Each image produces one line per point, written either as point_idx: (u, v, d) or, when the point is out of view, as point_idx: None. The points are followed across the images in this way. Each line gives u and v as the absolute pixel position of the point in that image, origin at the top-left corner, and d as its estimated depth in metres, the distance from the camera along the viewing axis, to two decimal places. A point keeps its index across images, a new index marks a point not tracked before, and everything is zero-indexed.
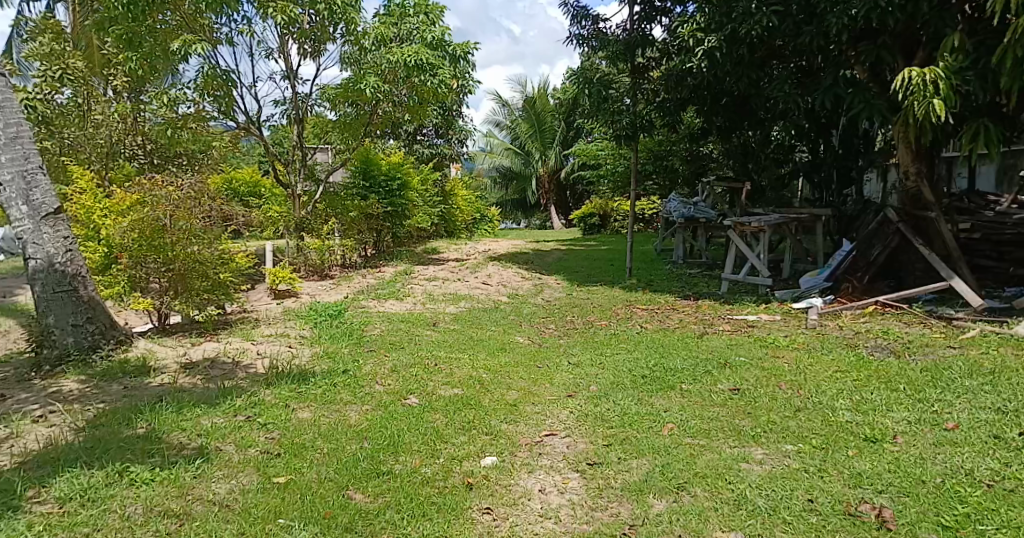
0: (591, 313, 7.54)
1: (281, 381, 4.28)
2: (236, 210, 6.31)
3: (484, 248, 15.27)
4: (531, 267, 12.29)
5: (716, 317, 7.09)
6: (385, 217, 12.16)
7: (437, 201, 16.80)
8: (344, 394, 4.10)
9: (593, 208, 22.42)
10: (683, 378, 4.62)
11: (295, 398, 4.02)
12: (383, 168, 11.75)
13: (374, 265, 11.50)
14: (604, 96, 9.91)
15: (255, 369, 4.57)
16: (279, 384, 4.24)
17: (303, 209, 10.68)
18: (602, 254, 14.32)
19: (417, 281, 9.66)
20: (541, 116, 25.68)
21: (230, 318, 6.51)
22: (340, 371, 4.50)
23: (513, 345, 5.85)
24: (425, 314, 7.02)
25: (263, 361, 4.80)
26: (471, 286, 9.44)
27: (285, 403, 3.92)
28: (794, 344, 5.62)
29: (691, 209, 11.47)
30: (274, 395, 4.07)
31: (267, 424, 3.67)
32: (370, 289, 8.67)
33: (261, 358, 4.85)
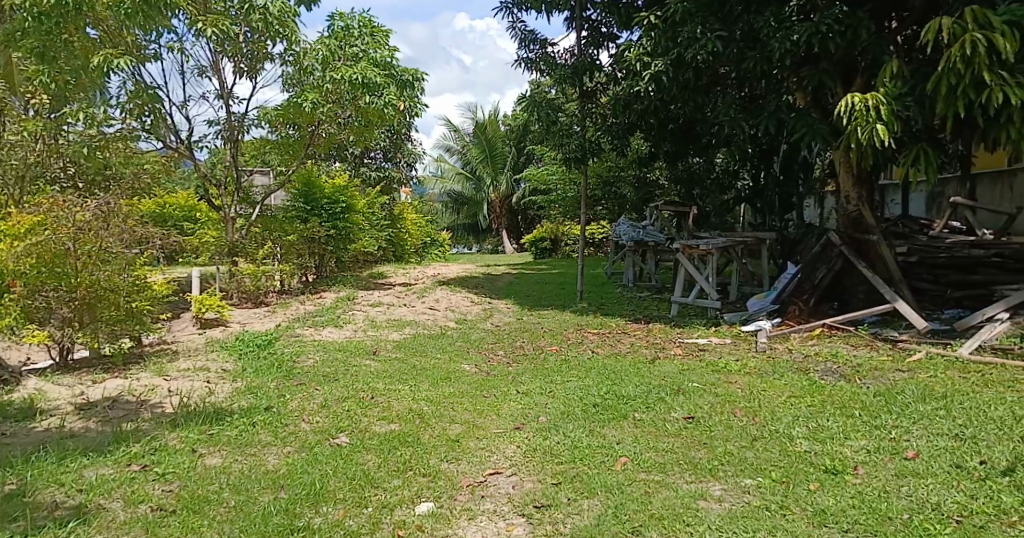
0: (540, 339, 7.34)
1: (188, 422, 3.92)
2: (151, 231, 5.86)
3: (434, 272, 14.98)
4: (481, 291, 12.05)
5: (666, 340, 6.95)
6: (330, 240, 11.97)
7: (384, 225, 16.49)
8: (263, 435, 3.77)
9: (544, 232, 22.37)
10: (632, 407, 4.43)
11: (201, 442, 3.66)
12: (325, 191, 11.67)
13: (317, 290, 11.12)
14: (552, 119, 9.86)
15: (161, 409, 4.19)
16: (185, 425, 3.88)
17: (235, 233, 10.19)
18: (554, 278, 14.17)
19: (359, 306, 9.33)
20: (492, 141, 25.58)
21: (145, 351, 6.07)
22: (262, 408, 4.18)
23: (459, 374, 5.60)
24: (366, 342, 6.71)
25: (171, 400, 4.39)
26: (417, 311, 9.16)
27: (191, 449, 3.56)
28: (748, 368, 5.48)
29: (640, 232, 11.51)
30: (178, 440, 3.70)
31: (165, 474, 3.30)
32: (311, 316, 8.32)
33: (171, 397, 4.45)
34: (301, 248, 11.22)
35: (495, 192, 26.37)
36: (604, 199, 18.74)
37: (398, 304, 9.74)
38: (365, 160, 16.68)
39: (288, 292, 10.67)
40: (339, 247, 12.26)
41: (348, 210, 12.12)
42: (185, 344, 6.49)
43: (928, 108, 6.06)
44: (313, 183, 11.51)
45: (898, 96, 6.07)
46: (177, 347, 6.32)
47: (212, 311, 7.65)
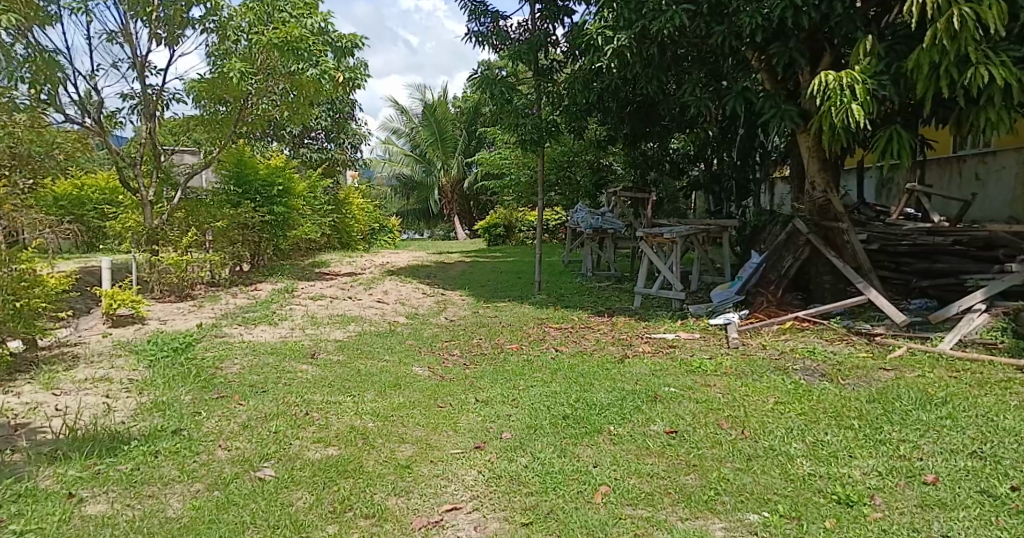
0: (497, 336, 6.87)
1: (69, 454, 3.32)
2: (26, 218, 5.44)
3: (383, 260, 14.38)
4: (433, 281, 11.52)
5: (633, 336, 6.55)
6: (260, 226, 11.37)
7: (327, 210, 15.75)
8: (167, 471, 3.20)
9: (497, 218, 21.89)
10: (602, 417, 3.98)
11: (81, 482, 3.07)
12: (260, 171, 11.21)
13: (257, 282, 10.41)
14: (507, 98, 9.36)
15: (42, 435, 3.61)
16: (65, 458, 3.28)
17: (155, 219, 9.47)
18: (510, 267, 13.71)
19: (300, 300, 8.69)
20: (442, 124, 24.81)
21: (40, 358, 5.38)
22: (169, 434, 3.61)
23: (410, 381, 5.08)
24: (306, 342, 6.11)
25: (57, 420, 3.86)
26: (363, 305, 8.58)
27: (68, 493, 2.97)
28: (726, 366, 5.10)
29: (599, 220, 11.20)
30: (55, 479, 3.10)
31: (25, 531, 2.71)
32: (248, 313, 7.66)
33: (56, 418, 3.89)
34: (236, 235, 10.61)
35: (446, 177, 25.70)
36: (558, 184, 18.32)
37: (344, 296, 9.13)
38: (309, 142, 15.84)
39: (222, 284, 9.93)
40: (277, 231, 11.78)
41: (284, 192, 11.71)
42: (100, 347, 5.78)
43: (904, 87, 5.68)
44: (245, 163, 10.98)
45: (874, 74, 5.66)
46: (88, 352, 5.62)
47: (126, 306, 7.26)
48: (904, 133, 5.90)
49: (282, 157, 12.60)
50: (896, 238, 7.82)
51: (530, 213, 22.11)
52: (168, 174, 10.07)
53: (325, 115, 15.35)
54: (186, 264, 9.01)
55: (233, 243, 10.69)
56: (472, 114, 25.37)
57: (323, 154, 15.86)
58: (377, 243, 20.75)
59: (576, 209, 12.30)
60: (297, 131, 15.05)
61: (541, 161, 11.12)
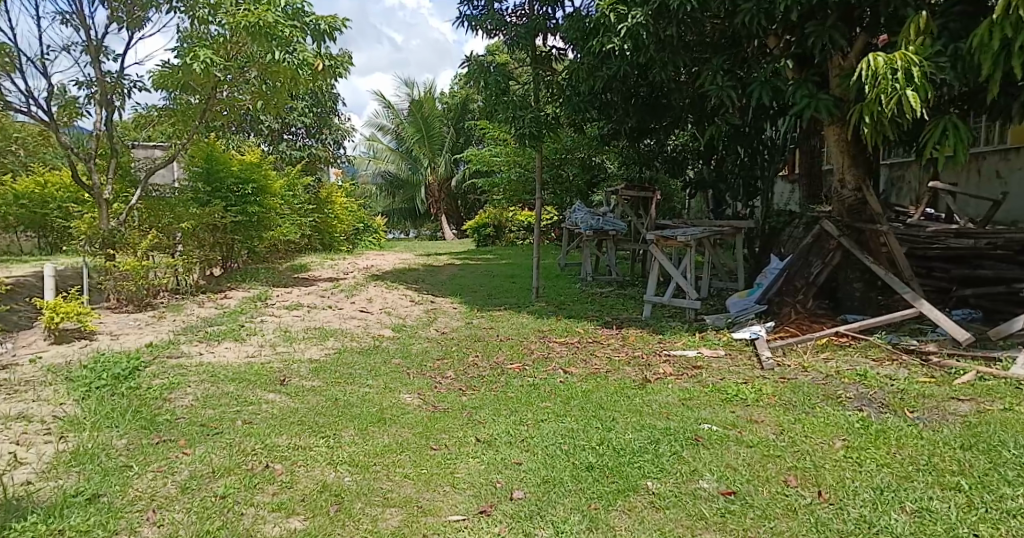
0: (495, 354, 6.08)
1: None
2: None
3: (367, 263, 13.56)
4: (421, 286, 10.72)
5: (649, 354, 5.78)
6: (230, 227, 10.47)
7: (307, 210, 14.89)
8: None
9: (486, 218, 21.12)
10: (635, 468, 3.20)
11: None
12: (233, 168, 10.36)
13: (229, 288, 9.56)
14: (502, 89, 8.68)
15: None
16: None
17: (111, 221, 8.58)
18: (502, 270, 12.94)
19: (275, 309, 7.89)
20: (429, 120, 23.97)
21: None
22: (89, 506, 2.83)
23: (398, 415, 4.28)
24: (275, 364, 5.30)
25: None
26: (345, 314, 7.79)
27: None
28: (770, 391, 4.33)
29: (598, 221, 10.54)
30: None
31: None
32: (214, 325, 6.85)
33: None
34: (200, 236, 9.73)
35: (433, 175, 24.87)
36: (551, 183, 17.56)
37: (323, 304, 8.32)
38: (290, 137, 14.91)
39: (188, 291, 9.08)
40: (252, 231, 10.90)
41: (260, 191, 10.81)
42: (31, 372, 4.93)
43: (963, 70, 4.94)
44: (217, 159, 10.13)
45: (930, 55, 4.92)
46: (15, 378, 4.77)
47: (71, 320, 6.42)
48: (961, 124, 5.15)
49: (260, 155, 11.73)
50: (926, 241, 7.08)
51: (521, 213, 21.38)
52: (125, 168, 9.18)
53: (305, 109, 14.49)
54: (146, 271, 8.18)
55: (201, 246, 9.83)
56: (460, 110, 24.57)
57: (304, 150, 14.98)
58: (361, 244, 19.90)
59: (575, 210, 11.65)
60: (275, 126, 14.18)
61: (537, 156, 10.35)
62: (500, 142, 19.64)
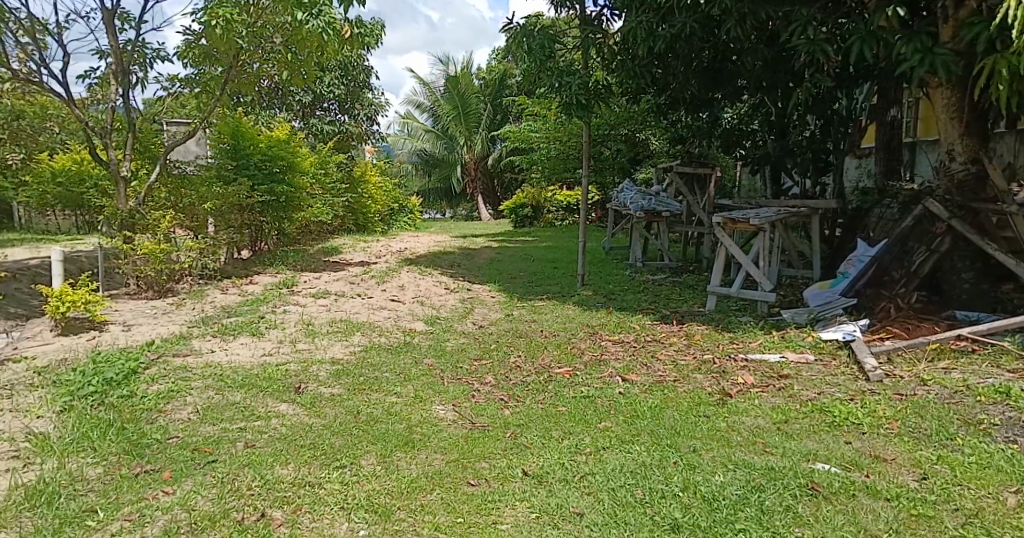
0: (541, 355, 5.36)
1: None
2: None
3: (400, 246, 12.94)
4: (458, 272, 10.05)
5: (724, 358, 4.98)
6: (256, 208, 9.89)
7: (339, 189, 14.29)
8: None
9: (525, 199, 20.37)
10: (734, 532, 2.56)
11: None
12: (260, 144, 9.77)
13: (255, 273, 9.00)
14: (548, 54, 7.88)
15: None
16: None
17: (129, 201, 7.88)
18: (543, 254, 12.18)
19: (301, 297, 7.28)
20: (466, 97, 23.24)
21: None
22: None
23: (429, 435, 3.60)
24: (292, 365, 4.63)
25: None
26: (375, 304, 7.15)
27: None
28: (887, 414, 3.55)
29: (650, 200, 9.65)
30: None
31: None
32: (233, 316, 6.21)
33: None
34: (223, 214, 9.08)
35: (469, 153, 24.15)
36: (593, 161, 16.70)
37: (353, 292, 7.70)
38: (321, 112, 14.26)
39: (212, 275, 8.49)
40: (283, 211, 10.28)
41: (290, 170, 10.22)
42: (17, 372, 4.32)
43: None
44: (243, 135, 9.53)
45: None
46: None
47: (78, 309, 5.79)
48: None
49: (289, 132, 11.12)
50: None
51: (560, 193, 20.58)
52: (143, 139, 8.44)
53: (336, 83, 13.83)
54: (167, 255, 7.57)
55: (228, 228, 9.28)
56: (498, 86, 23.73)
57: (335, 126, 14.31)
58: (396, 224, 19.28)
59: (623, 188, 10.79)
60: (306, 100, 13.56)
61: (585, 132, 9.52)
62: (539, 119, 18.83)
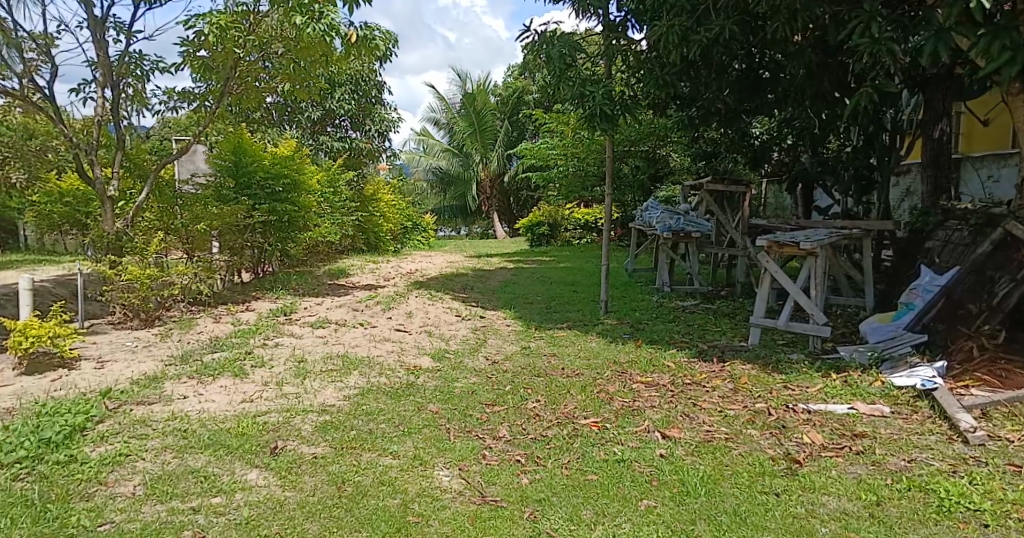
0: (563, 399, 4.66)
1: None
2: None
3: (411, 266, 12.31)
4: (471, 296, 9.39)
5: (780, 408, 4.26)
6: (257, 229, 9.30)
7: (348, 208, 13.71)
8: None
9: (541, 216, 19.75)
10: None
11: None
12: (263, 161, 9.21)
13: (253, 298, 8.39)
14: (570, 61, 7.21)
15: None
16: None
17: (116, 222, 7.25)
18: (561, 276, 11.47)
19: (298, 327, 6.63)
20: (482, 114, 22.70)
21: None
22: None
23: (427, 515, 2.91)
24: (273, 415, 3.95)
25: None
26: (379, 335, 6.50)
27: None
28: (1009, 497, 2.93)
29: (680, 221, 8.93)
30: None
31: None
32: (218, 350, 5.55)
33: None
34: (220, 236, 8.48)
35: (485, 170, 23.58)
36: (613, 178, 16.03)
37: (356, 321, 7.06)
38: (331, 129, 13.71)
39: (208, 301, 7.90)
40: (287, 231, 9.68)
41: (294, 188, 9.64)
42: None
43: None
44: (245, 150, 8.97)
45: None
46: None
47: (44, 345, 5.13)
48: None
49: (294, 148, 10.57)
50: None
51: (578, 211, 19.91)
52: (134, 156, 7.83)
53: (347, 98, 13.29)
54: (156, 280, 6.94)
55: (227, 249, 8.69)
56: (515, 103, 23.41)
57: (344, 142, 13.73)
58: (409, 244, 18.66)
59: (648, 207, 10.09)
60: (315, 116, 13.02)
61: (607, 149, 8.66)
62: (557, 135, 18.22)
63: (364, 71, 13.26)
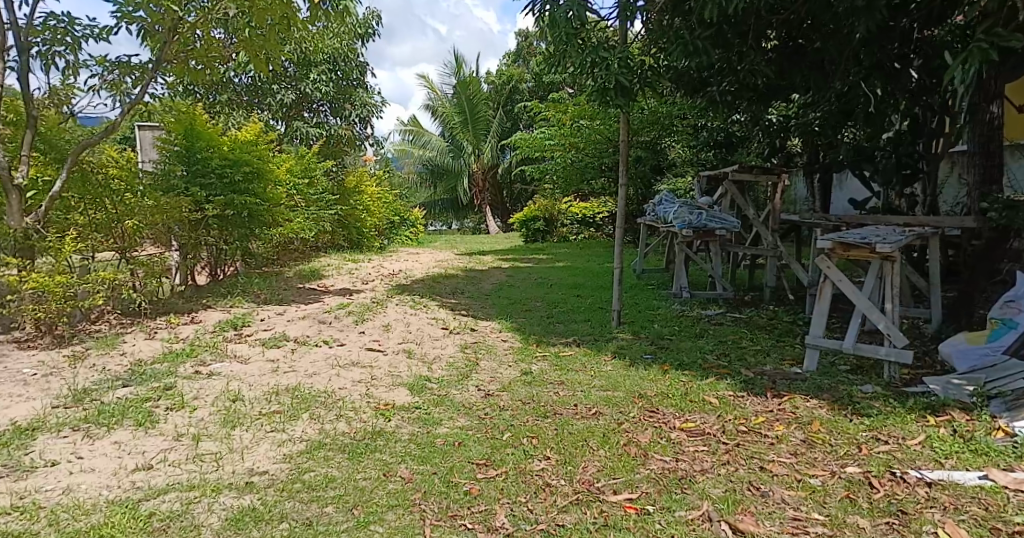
0: (582, 457, 3.47)
1: None
2: None
3: (395, 267, 11.08)
4: (461, 302, 8.18)
5: (885, 479, 3.11)
6: (212, 226, 8.09)
7: (326, 201, 12.46)
8: None
9: (536, 211, 18.59)
10: None
11: None
12: (221, 147, 8.01)
13: (204, 306, 7.18)
14: (578, 23, 5.98)
15: None
16: None
17: (25, 217, 5.97)
18: (562, 277, 10.26)
19: (246, 347, 5.41)
20: (475, 103, 21.46)
21: None
22: None
23: None
24: (170, 502, 2.77)
25: None
26: (345, 358, 5.29)
27: None
28: None
29: (701, 215, 7.71)
30: None
31: None
32: (132, 383, 4.33)
33: None
34: (160, 229, 7.31)
35: (478, 162, 22.32)
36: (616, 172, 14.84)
37: (320, 338, 5.85)
38: (308, 114, 12.43)
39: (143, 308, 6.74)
40: (249, 226, 8.46)
41: (258, 177, 8.41)
42: None
43: None
44: (198, 133, 7.82)
45: None
46: None
47: None
48: None
49: (259, 133, 9.36)
50: None
51: (576, 205, 18.70)
52: (46, 133, 6.47)
53: (325, 79, 11.96)
54: (72, 287, 5.70)
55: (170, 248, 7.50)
56: (508, 92, 22.36)
57: (321, 129, 12.43)
58: (396, 240, 17.44)
59: (660, 200, 8.84)
60: (288, 99, 11.74)
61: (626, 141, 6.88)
62: (554, 124, 17.01)
63: (343, 50, 11.99)
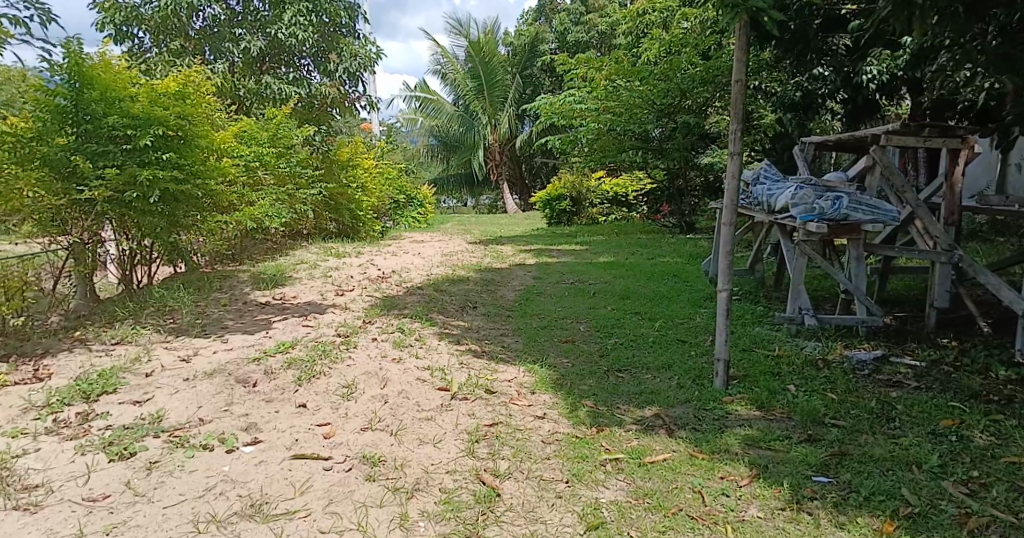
0: None
1: None
2: None
3: (389, 265, 8.53)
4: (469, 328, 5.62)
5: None
6: (109, 213, 5.68)
7: (304, 178, 9.91)
8: None
9: (561, 188, 15.96)
10: None
11: None
12: (129, 100, 5.63)
13: (75, 349, 4.72)
14: None
15: None
16: None
17: None
18: (607, 281, 7.65)
19: (61, 467, 2.93)
20: (491, 66, 18.72)
21: None
22: None
23: None
24: None
25: None
26: (241, 496, 2.80)
27: None
28: None
29: (836, 199, 5.00)
30: None
31: None
32: None
33: None
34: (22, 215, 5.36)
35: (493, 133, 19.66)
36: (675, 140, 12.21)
37: (215, 432, 3.31)
38: (282, 69, 9.80)
39: None
40: (172, 215, 6.11)
41: (184, 147, 5.98)
42: None
43: None
44: (95, 83, 5.43)
45: None
46: None
47: None
48: None
49: (198, 82, 6.86)
50: None
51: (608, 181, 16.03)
52: None
53: (303, 23, 9.30)
54: None
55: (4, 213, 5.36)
56: (528, 53, 19.62)
57: (300, 87, 9.77)
58: (399, 222, 14.86)
59: (760, 176, 6.15)
60: (253, 49, 9.14)
61: (738, 83, 4.18)
62: (585, 85, 14.27)
63: None
